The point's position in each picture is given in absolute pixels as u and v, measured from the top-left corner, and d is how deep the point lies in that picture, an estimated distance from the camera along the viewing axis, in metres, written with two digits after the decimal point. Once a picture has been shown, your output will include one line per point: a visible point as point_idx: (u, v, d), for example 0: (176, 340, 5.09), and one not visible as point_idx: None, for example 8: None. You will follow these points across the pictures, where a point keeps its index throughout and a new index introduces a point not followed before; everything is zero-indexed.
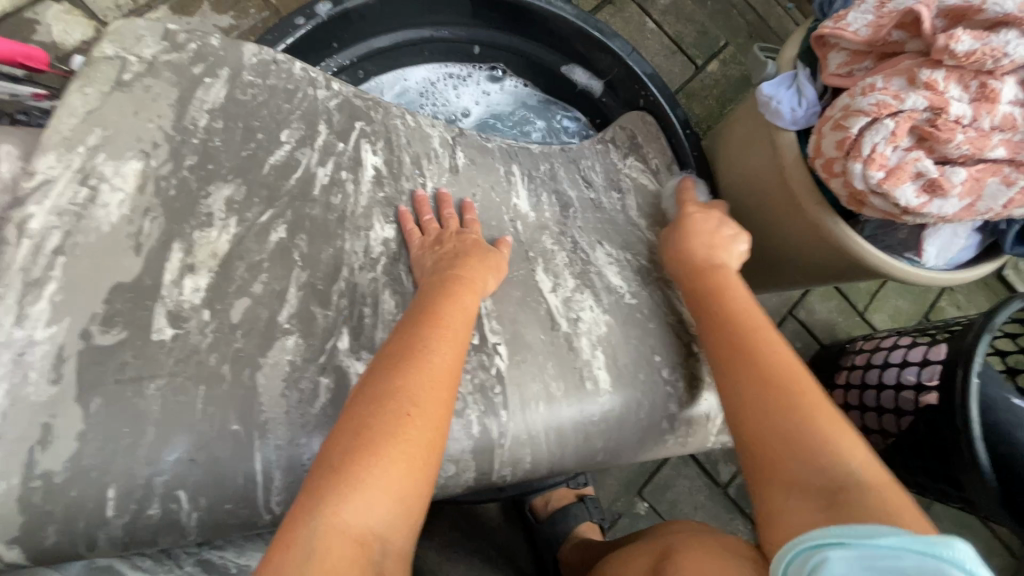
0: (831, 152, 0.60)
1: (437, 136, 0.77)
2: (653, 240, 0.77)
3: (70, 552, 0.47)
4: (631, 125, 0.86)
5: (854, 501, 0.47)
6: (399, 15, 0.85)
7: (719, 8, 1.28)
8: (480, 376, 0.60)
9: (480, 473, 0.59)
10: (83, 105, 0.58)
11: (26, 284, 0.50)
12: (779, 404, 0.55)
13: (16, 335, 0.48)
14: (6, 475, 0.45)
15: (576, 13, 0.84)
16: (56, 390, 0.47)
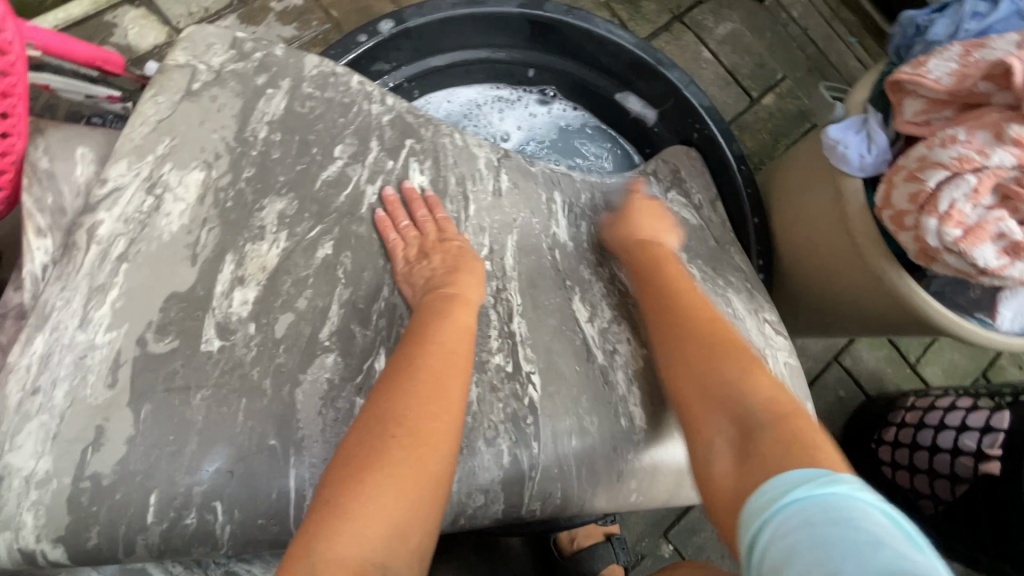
0: (902, 205, 0.57)
1: (483, 157, 0.75)
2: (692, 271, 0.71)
3: (107, 556, 0.47)
4: (674, 159, 0.84)
5: (762, 432, 0.46)
6: (458, 38, 0.85)
7: (778, 41, 1.26)
8: (512, 405, 0.59)
9: (508, 506, 0.57)
10: (155, 115, 0.60)
11: (91, 288, 0.52)
12: (696, 350, 0.56)
13: (79, 338, 0.50)
14: (59, 473, 0.46)
15: (634, 42, 0.84)
16: (110, 394, 0.49)
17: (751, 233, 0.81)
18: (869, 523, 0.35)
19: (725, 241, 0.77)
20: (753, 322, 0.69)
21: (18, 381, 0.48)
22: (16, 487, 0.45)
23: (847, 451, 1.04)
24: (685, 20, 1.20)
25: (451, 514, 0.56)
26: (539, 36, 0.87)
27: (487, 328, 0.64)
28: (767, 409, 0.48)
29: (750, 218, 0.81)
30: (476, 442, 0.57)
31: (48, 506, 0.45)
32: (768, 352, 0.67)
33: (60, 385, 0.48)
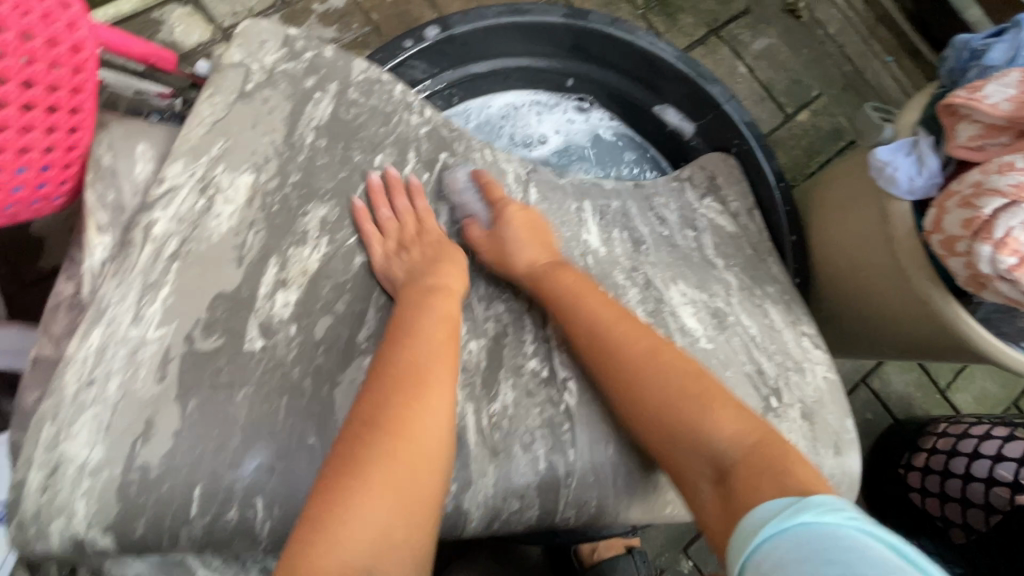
0: (955, 230, 0.57)
1: (512, 171, 0.75)
2: (731, 279, 0.71)
3: (152, 548, 0.48)
4: (712, 164, 0.82)
5: (738, 474, 0.47)
6: (501, 44, 0.86)
7: (815, 57, 1.25)
8: (548, 411, 0.59)
9: (544, 512, 0.57)
10: (211, 115, 0.60)
11: (144, 286, 0.52)
12: (656, 389, 0.54)
13: (131, 332, 0.51)
14: (110, 464, 0.47)
15: (676, 55, 0.85)
16: (158, 389, 0.50)
17: (788, 250, 0.80)
18: (836, 544, 0.36)
19: (762, 249, 0.76)
20: (791, 334, 0.69)
21: (73, 373, 0.48)
22: (67, 478, 0.46)
23: (873, 476, 1.02)
24: (722, 34, 1.20)
25: (486, 518, 0.55)
26: (581, 46, 0.87)
27: (522, 334, 0.64)
28: (734, 448, 0.49)
29: (788, 236, 0.80)
30: (513, 447, 0.57)
31: (99, 495, 0.46)
32: (808, 367, 0.67)
33: (114, 378, 0.49)
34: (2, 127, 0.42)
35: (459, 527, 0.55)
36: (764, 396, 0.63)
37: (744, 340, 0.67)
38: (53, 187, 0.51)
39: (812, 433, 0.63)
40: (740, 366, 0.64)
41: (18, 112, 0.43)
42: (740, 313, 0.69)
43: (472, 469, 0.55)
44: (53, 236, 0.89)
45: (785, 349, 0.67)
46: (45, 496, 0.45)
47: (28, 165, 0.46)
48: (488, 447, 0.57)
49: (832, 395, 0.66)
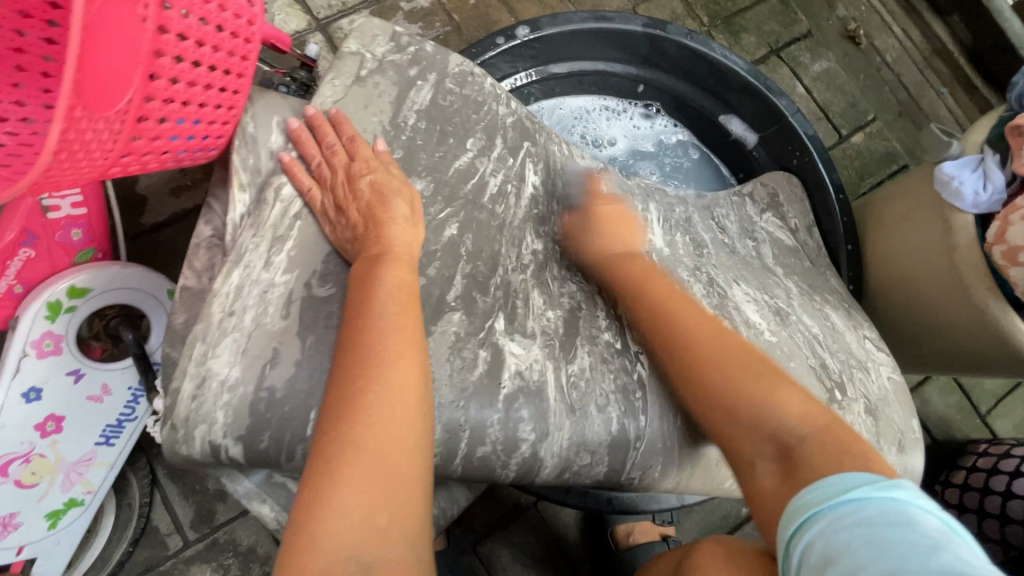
0: (1018, 241, 0.61)
1: (585, 163, 0.84)
2: (791, 285, 0.76)
3: (273, 458, 0.54)
4: (773, 182, 0.88)
5: (803, 452, 0.49)
6: (582, 48, 0.91)
7: (872, 82, 1.29)
8: (622, 378, 0.65)
9: (611, 469, 0.63)
10: (332, 95, 0.68)
11: (273, 237, 0.60)
12: (721, 374, 0.57)
13: (263, 276, 0.57)
14: (243, 382, 0.53)
15: (747, 68, 0.89)
16: (284, 324, 0.56)
17: (844, 259, 0.84)
18: (925, 525, 0.38)
19: (821, 263, 0.82)
20: (852, 336, 0.73)
21: (218, 304, 0.55)
22: (212, 390, 0.52)
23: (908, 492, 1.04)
24: (782, 55, 1.25)
25: (558, 468, 0.62)
26: (658, 54, 0.93)
27: (595, 309, 0.70)
28: (802, 425, 0.51)
29: (845, 245, 0.84)
30: (589, 407, 0.63)
31: (235, 409, 0.52)
32: (872, 365, 0.71)
33: (249, 311, 0.55)
34: (195, 83, 0.47)
35: (534, 472, 0.62)
36: (828, 389, 0.64)
37: (807, 337, 0.69)
38: (213, 143, 0.55)
39: (876, 428, 0.65)
40: (805, 360, 0.66)
41: (206, 70, 0.47)
42: (801, 313, 0.72)
43: (549, 422, 0.61)
44: (155, 195, 0.97)
45: (848, 348, 0.71)
46: (195, 402, 0.52)
47: (202, 118, 0.50)
48: (567, 403, 0.62)
49: (895, 395, 0.70)
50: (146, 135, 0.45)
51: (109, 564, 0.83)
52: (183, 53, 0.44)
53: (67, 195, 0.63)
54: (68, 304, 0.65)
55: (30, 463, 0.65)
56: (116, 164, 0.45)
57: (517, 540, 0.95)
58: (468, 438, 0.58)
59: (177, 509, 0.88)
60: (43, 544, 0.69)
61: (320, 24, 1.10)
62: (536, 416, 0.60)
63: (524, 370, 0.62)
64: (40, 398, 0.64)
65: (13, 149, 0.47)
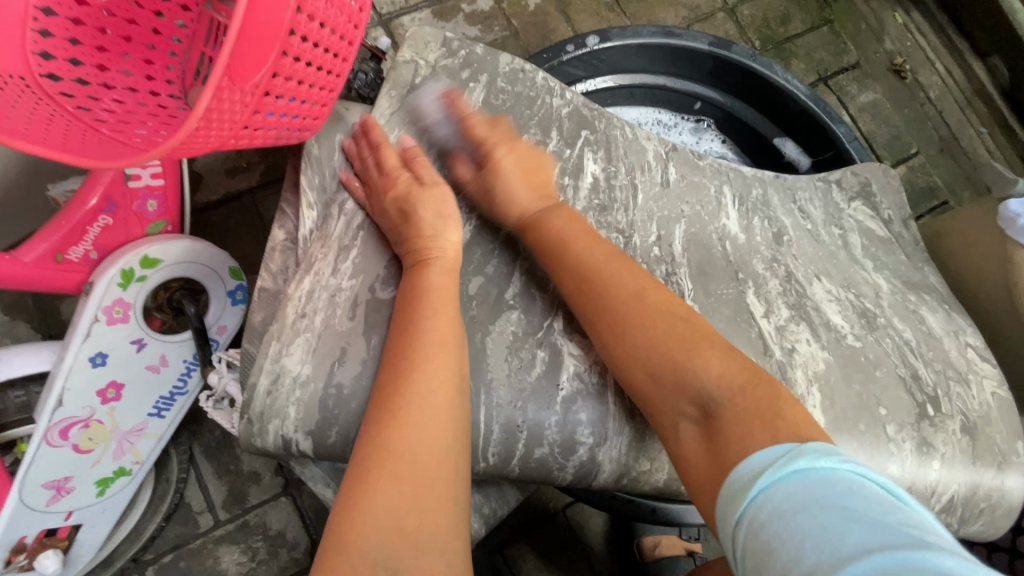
0: None
1: (652, 149, 0.78)
2: (882, 283, 0.75)
3: (339, 455, 0.54)
4: (866, 173, 0.84)
5: (724, 415, 0.49)
6: (646, 62, 0.93)
7: (915, 117, 1.30)
8: None
9: (671, 477, 0.63)
10: (388, 108, 0.69)
11: (338, 249, 0.61)
12: (644, 335, 0.56)
13: (331, 280, 0.59)
14: (315, 378, 0.54)
15: (808, 95, 0.90)
16: (350, 325, 0.57)
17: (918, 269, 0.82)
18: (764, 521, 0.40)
19: (917, 258, 0.79)
20: (952, 343, 0.71)
21: (292, 307, 0.57)
22: (285, 386, 0.54)
23: None
24: (830, 83, 1.26)
25: (615, 473, 0.62)
26: (719, 73, 0.94)
27: None
28: (721, 387, 0.51)
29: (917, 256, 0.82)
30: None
31: (306, 405, 0.53)
32: (972, 379, 0.70)
33: (319, 314, 0.57)
34: (311, 63, 0.48)
35: (592, 476, 0.62)
36: (919, 403, 0.66)
37: (897, 342, 0.70)
38: (308, 124, 0.55)
39: (972, 449, 0.66)
40: (894, 367, 0.68)
41: (322, 52, 0.48)
42: (891, 317, 0.72)
43: (609, 427, 0.61)
44: (210, 173, 0.98)
45: (946, 358, 0.70)
46: (269, 397, 0.53)
47: (308, 98, 0.51)
48: (625, 407, 0.62)
49: (1000, 411, 0.69)
50: (263, 110, 0.46)
51: (142, 537, 0.82)
52: (309, 34, 0.45)
53: (148, 165, 0.64)
54: (139, 273, 0.65)
55: (88, 428, 0.65)
56: (237, 138, 0.46)
57: (543, 544, 0.95)
58: (525, 439, 0.59)
59: (210, 487, 0.88)
60: (90, 511, 0.69)
61: (381, 19, 1.11)
62: (595, 421, 0.61)
63: (583, 372, 0.62)
64: (105, 363, 0.65)
65: (121, 115, 0.49)
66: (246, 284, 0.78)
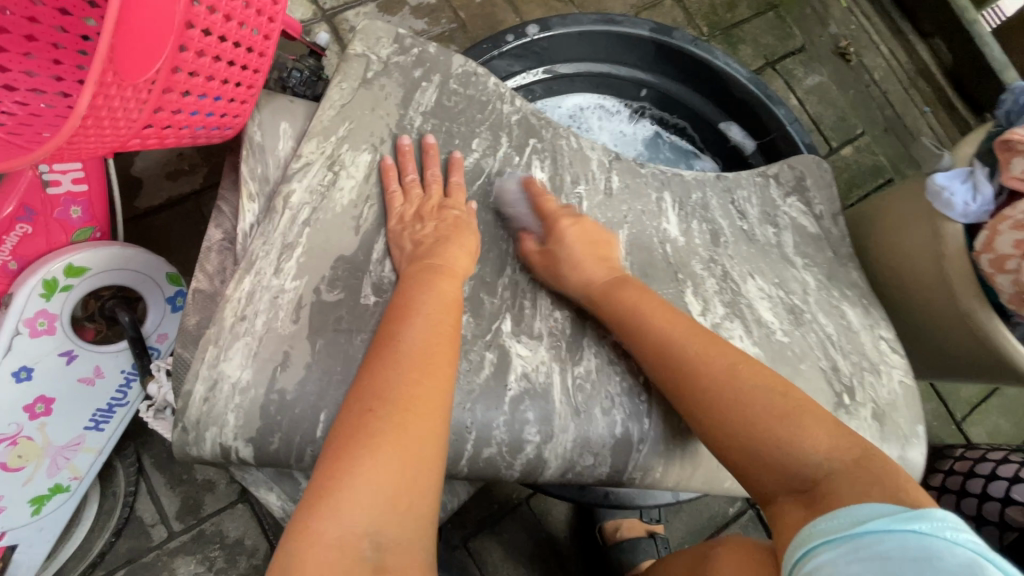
0: (1007, 249, 0.63)
1: (596, 159, 0.78)
2: (808, 279, 0.77)
3: (283, 461, 0.53)
4: (802, 166, 0.86)
5: (830, 484, 0.47)
6: (590, 50, 0.92)
7: (860, 100, 1.33)
8: (628, 381, 0.65)
9: (613, 470, 0.63)
10: (340, 98, 0.66)
11: (283, 246, 0.59)
12: (737, 407, 0.53)
13: (273, 281, 0.57)
14: (256, 384, 0.53)
15: (749, 76, 0.90)
16: (294, 328, 0.55)
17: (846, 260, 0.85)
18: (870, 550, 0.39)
19: (843, 254, 0.82)
20: (868, 336, 0.75)
21: (231, 309, 0.55)
22: (223, 393, 0.52)
23: None
24: (777, 67, 1.28)
25: (562, 467, 0.61)
26: (661, 59, 0.94)
27: None
28: (831, 460, 0.49)
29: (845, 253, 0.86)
30: (594, 409, 0.63)
31: (246, 411, 0.52)
32: (883, 368, 0.73)
33: (260, 317, 0.55)
34: (218, 58, 0.46)
35: (540, 471, 0.61)
36: (836, 392, 0.69)
37: (820, 337, 0.73)
38: (230, 121, 0.53)
39: (879, 431, 0.68)
40: (816, 362, 0.70)
41: (231, 46, 0.46)
42: (816, 312, 0.75)
43: (554, 424, 0.61)
44: (151, 178, 0.95)
45: (861, 349, 0.74)
46: (205, 405, 0.52)
47: (223, 95, 0.49)
48: (572, 406, 0.62)
49: (905, 399, 0.72)
50: (169, 108, 0.44)
51: (90, 555, 0.80)
52: (211, 27, 0.43)
53: (68, 170, 0.62)
54: (64, 283, 0.63)
55: (16, 445, 0.63)
56: (138, 135, 0.44)
57: (508, 537, 0.95)
58: (474, 439, 0.58)
59: (163, 501, 0.86)
60: (26, 531, 0.67)
61: (324, 15, 1.08)
62: (541, 419, 0.61)
63: (530, 373, 0.62)
64: (30, 377, 0.63)
65: (24, 119, 0.47)
66: (186, 289, 0.74)
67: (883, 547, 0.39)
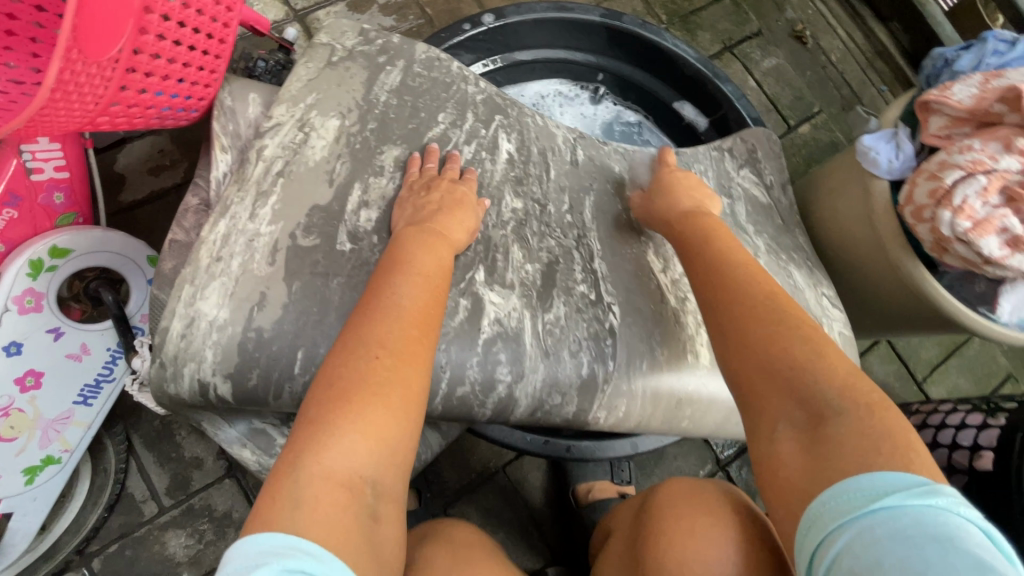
0: (923, 200, 0.67)
1: (561, 137, 0.82)
2: (759, 244, 0.81)
3: (260, 398, 0.57)
4: (754, 139, 0.91)
5: (837, 422, 0.47)
6: (547, 37, 0.98)
7: (817, 79, 1.39)
8: (595, 326, 0.69)
9: (580, 409, 0.67)
10: (306, 74, 0.68)
11: (257, 193, 0.61)
12: (759, 330, 0.55)
13: (248, 225, 0.60)
14: (232, 323, 0.56)
15: (697, 57, 0.96)
16: (270, 270, 0.59)
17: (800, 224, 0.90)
18: (889, 528, 0.38)
19: (791, 221, 0.87)
20: (812, 293, 0.79)
21: (206, 250, 0.58)
22: (200, 329, 0.56)
23: None
24: (734, 51, 1.34)
25: (531, 407, 0.66)
26: (614, 44, 1.00)
27: (572, 264, 0.72)
28: (844, 400, 0.48)
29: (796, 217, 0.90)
30: (562, 351, 0.67)
31: (224, 348, 0.56)
32: (825, 320, 0.77)
33: (235, 258, 0.58)
34: (179, 43, 0.50)
35: (510, 411, 0.65)
36: None
37: None
38: (194, 104, 0.58)
39: None
40: None
41: (191, 32, 0.51)
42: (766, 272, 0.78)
43: (525, 364, 0.65)
44: (133, 173, 1.00)
45: (806, 304, 0.78)
46: (183, 341, 0.55)
47: (186, 78, 0.54)
48: (542, 348, 0.66)
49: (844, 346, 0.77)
50: (135, 87, 0.49)
51: (84, 528, 0.84)
52: (172, 13, 0.48)
53: (49, 157, 0.66)
54: (49, 263, 0.67)
55: (8, 416, 0.67)
56: (104, 112, 0.49)
57: (485, 501, 0.99)
58: (448, 378, 0.62)
59: (152, 476, 0.90)
60: (20, 500, 0.71)
61: (297, 16, 1.13)
62: (513, 359, 0.64)
63: (503, 318, 0.66)
64: (20, 351, 0.67)
65: (5, 104, 0.52)
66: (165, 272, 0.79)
67: (897, 524, 0.38)
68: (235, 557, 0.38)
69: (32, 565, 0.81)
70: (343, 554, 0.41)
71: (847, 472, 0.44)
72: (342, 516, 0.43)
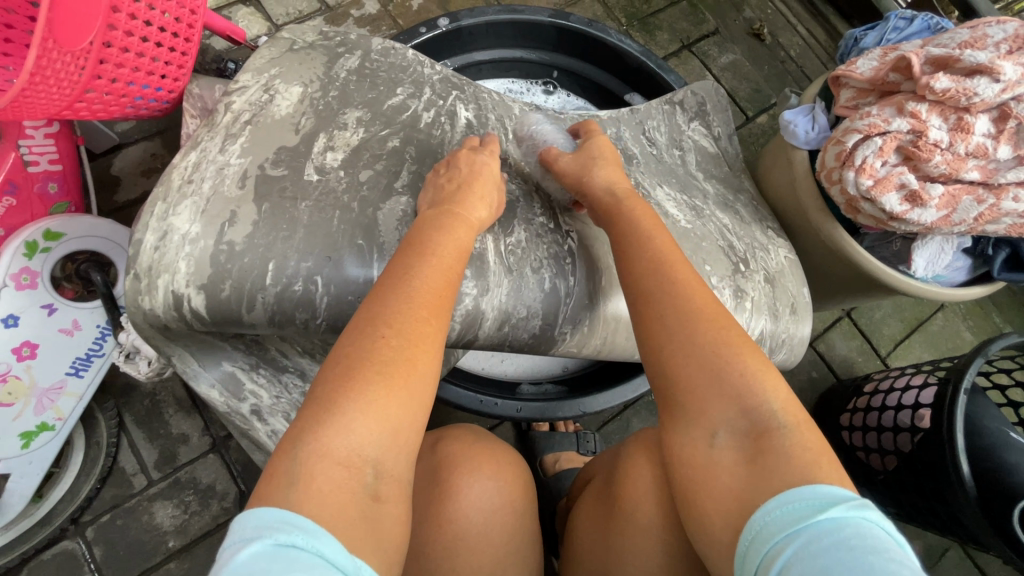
0: (831, 163, 0.74)
1: (517, 107, 0.89)
2: (709, 187, 0.87)
3: (234, 309, 0.58)
4: (703, 92, 0.96)
5: (776, 436, 0.49)
6: (501, 38, 1.07)
7: (775, 73, 1.45)
8: (555, 248, 0.73)
9: (545, 322, 0.70)
10: (268, 54, 0.72)
11: (226, 135, 0.64)
12: (711, 329, 0.55)
13: (218, 157, 0.62)
14: (204, 236, 0.58)
15: (641, 50, 1.04)
16: (240, 193, 0.60)
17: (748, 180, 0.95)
18: (835, 537, 0.40)
19: (737, 167, 0.93)
20: (759, 225, 0.85)
21: (178, 174, 0.60)
22: (173, 243, 0.57)
23: (825, 419, 1.16)
24: (693, 49, 1.41)
25: (498, 320, 0.68)
26: (565, 43, 1.08)
27: (532, 204, 0.76)
28: (785, 412, 0.51)
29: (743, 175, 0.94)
30: (525, 268, 0.70)
31: (198, 260, 0.57)
32: (772, 246, 0.83)
33: (206, 181, 0.60)
34: (145, 39, 0.59)
35: (477, 326, 0.67)
36: (734, 262, 0.77)
37: (719, 225, 0.81)
38: (166, 95, 0.66)
39: (774, 293, 0.78)
40: (715, 240, 0.78)
41: (156, 31, 0.59)
42: (715, 208, 0.84)
43: (489, 279, 0.67)
44: (127, 176, 1.09)
45: (753, 233, 0.83)
46: (157, 253, 0.57)
47: (155, 72, 0.62)
48: (505, 265, 0.69)
49: (791, 268, 0.82)
50: (107, 77, 0.57)
51: (78, 498, 0.91)
52: (136, 12, 0.56)
53: (43, 152, 0.75)
54: (43, 245, 0.76)
55: (7, 382, 0.75)
56: (81, 98, 0.57)
57: None
58: None
59: (142, 451, 0.97)
60: (17, 462, 0.78)
61: (277, 30, 1.22)
62: (477, 275, 0.67)
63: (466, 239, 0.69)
64: (17, 324, 0.75)
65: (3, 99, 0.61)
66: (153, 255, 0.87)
67: (841, 533, 0.40)
68: (240, 527, 0.39)
69: (30, 532, 0.88)
70: (337, 530, 0.41)
71: (795, 482, 0.45)
72: (341, 496, 0.43)
